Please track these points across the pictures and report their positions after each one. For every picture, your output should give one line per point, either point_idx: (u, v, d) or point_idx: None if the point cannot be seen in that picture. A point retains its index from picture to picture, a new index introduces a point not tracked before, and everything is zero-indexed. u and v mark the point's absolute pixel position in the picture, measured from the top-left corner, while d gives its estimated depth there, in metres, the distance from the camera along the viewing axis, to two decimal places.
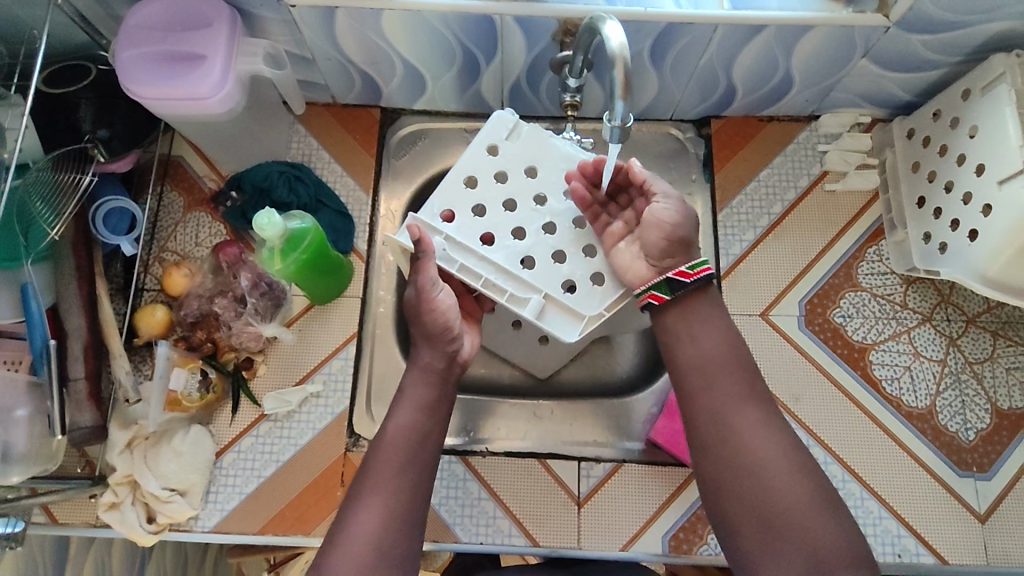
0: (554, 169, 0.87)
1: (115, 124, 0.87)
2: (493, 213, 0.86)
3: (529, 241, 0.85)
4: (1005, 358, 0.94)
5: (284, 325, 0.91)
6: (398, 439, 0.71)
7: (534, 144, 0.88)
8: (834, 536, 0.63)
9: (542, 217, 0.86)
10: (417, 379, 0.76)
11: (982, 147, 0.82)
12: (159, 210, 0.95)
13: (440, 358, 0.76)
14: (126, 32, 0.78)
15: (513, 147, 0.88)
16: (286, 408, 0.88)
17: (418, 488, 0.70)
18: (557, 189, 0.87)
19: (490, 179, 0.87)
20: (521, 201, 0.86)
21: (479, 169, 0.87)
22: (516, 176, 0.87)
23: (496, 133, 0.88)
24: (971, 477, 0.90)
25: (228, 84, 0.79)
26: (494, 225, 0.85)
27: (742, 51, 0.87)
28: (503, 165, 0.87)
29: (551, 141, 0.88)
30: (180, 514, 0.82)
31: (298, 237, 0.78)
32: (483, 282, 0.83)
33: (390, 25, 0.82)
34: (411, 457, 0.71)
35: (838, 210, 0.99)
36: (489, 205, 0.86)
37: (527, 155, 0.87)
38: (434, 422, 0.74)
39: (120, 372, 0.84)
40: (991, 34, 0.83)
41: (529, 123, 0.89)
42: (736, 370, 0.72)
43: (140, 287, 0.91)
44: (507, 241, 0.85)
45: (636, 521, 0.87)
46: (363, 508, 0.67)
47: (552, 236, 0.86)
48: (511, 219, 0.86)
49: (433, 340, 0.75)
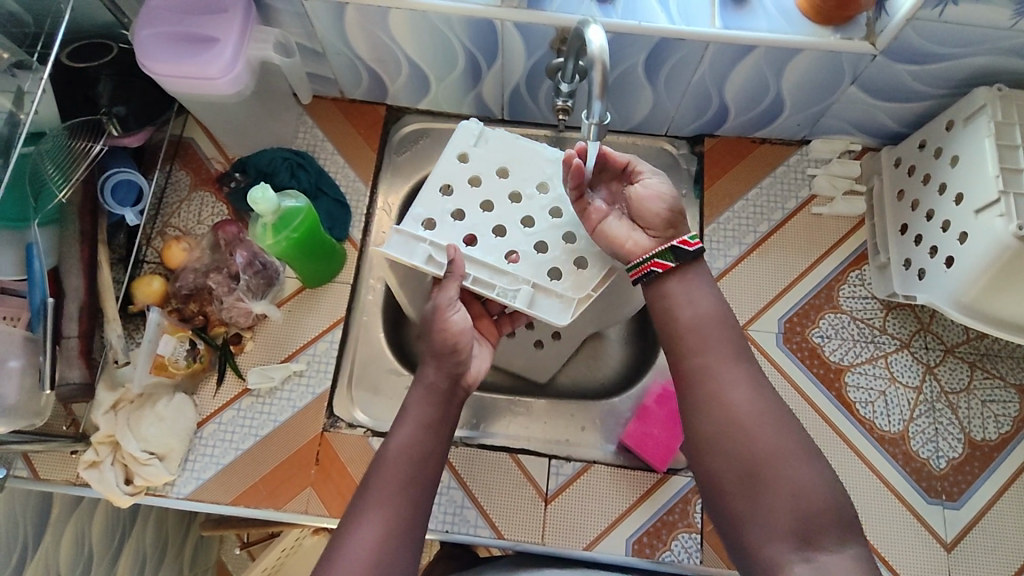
0: (533, 170, 0.92)
1: (131, 100, 0.91)
2: (471, 214, 0.89)
3: (510, 237, 0.89)
4: (981, 390, 0.95)
5: (274, 304, 0.94)
6: (400, 456, 0.72)
7: (501, 146, 0.92)
8: (815, 485, 0.66)
9: (518, 212, 0.90)
10: (421, 399, 0.75)
11: (961, 176, 0.84)
12: (166, 187, 0.99)
13: (445, 378, 0.75)
14: (146, 13, 0.83)
15: (482, 150, 0.92)
16: (269, 384, 0.90)
17: (419, 507, 0.70)
18: (529, 184, 0.91)
19: (464, 183, 0.90)
20: (498, 201, 0.90)
21: (453, 175, 0.91)
22: (489, 179, 0.91)
23: (463, 141, 0.92)
24: (940, 505, 0.90)
25: (237, 68, 0.84)
26: (471, 225, 0.88)
27: (733, 70, 0.90)
28: (477, 169, 0.91)
29: (517, 142, 0.93)
30: (157, 478, 0.84)
31: (290, 216, 0.81)
32: (472, 280, 0.84)
33: (397, 24, 0.86)
34: (413, 475, 0.71)
35: (824, 233, 1.01)
36: (468, 208, 0.89)
37: (500, 156, 0.92)
38: (435, 441, 0.74)
39: (113, 336, 0.87)
40: (973, 68, 0.86)
41: (492, 128, 0.93)
42: (725, 334, 0.74)
43: (139, 259, 0.95)
44: (488, 240, 0.88)
45: (601, 522, 0.88)
46: (363, 525, 0.68)
47: (531, 229, 0.89)
48: (489, 218, 0.89)
49: (441, 360, 0.75)
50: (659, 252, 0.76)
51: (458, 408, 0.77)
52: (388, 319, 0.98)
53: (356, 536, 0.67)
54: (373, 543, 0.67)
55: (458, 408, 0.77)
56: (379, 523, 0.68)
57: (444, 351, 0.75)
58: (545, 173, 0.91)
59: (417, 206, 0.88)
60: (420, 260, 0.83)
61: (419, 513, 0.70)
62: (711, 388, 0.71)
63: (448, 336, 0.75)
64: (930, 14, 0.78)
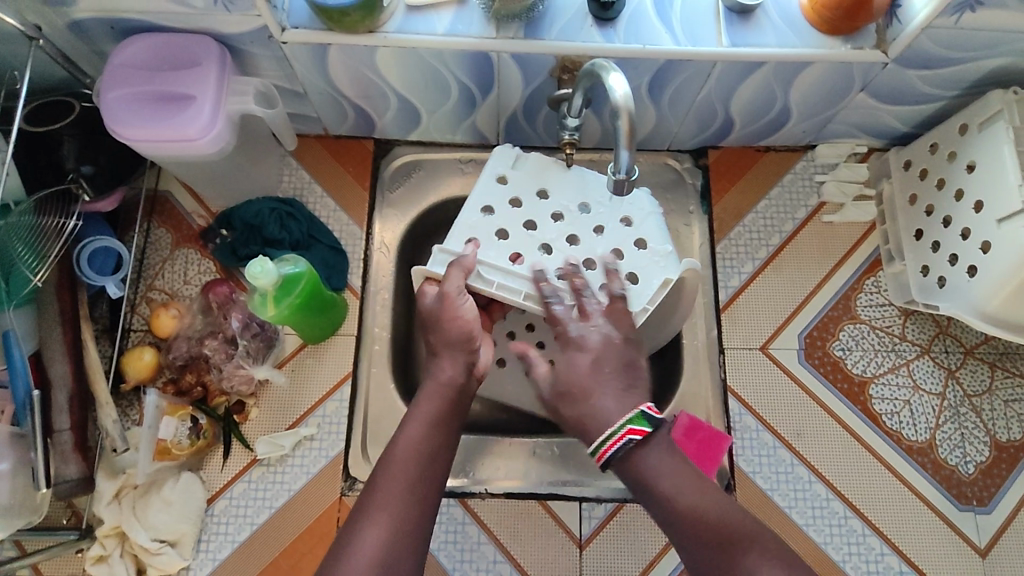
0: (571, 193, 0.84)
1: (99, 159, 0.85)
2: (517, 235, 0.81)
3: (556, 257, 0.81)
4: (1003, 390, 0.93)
5: (276, 367, 0.89)
6: (410, 455, 0.63)
7: (544, 166, 0.84)
8: None
9: (563, 232, 0.82)
10: (431, 393, 0.67)
11: (979, 182, 0.82)
12: (146, 248, 0.93)
13: (461, 371, 0.69)
14: (110, 72, 0.75)
15: (521, 172, 0.84)
16: (279, 452, 0.86)
17: (428, 508, 0.61)
18: (571, 203, 0.83)
19: (507, 206, 0.82)
20: (545, 223, 0.82)
21: (494, 197, 0.82)
22: (529, 200, 0.83)
23: (503, 162, 0.84)
24: (971, 511, 0.88)
25: (218, 125, 0.77)
26: (519, 246, 0.81)
27: (740, 86, 0.86)
28: (518, 191, 0.83)
29: (557, 165, 0.85)
30: (171, 565, 0.80)
31: (291, 282, 0.76)
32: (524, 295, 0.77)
33: (384, 61, 0.80)
34: (423, 471, 0.63)
35: (837, 241, 0.99)
36: (510, 228, 0.81)
37: (537, 178, 0.84)
38: (446, 436, 0.66)
39: (107, 421, 0.80)
40: (988, 69, 0.83)
41: (532, 153, 0.85)
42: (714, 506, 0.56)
43: (126, 328, 0.89)
44: (539, 260, 0.80)
45: (638, 563, 0.86)
46: (368, 525, 0.58)
47: (578, 247, 0.81)
48: (533, 238, 0.81)
49: (458, 349, 0.69)
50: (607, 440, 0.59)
51: (469, 404, 0.70)
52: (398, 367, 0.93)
53: (356, 543, 0.57)
54: (374, 548, 0.57)
55: (469, 403, 0.70)
56: (383, 522, 0.59)
57: (461, 338, 0.69)
58: (586, 192, 0.84)
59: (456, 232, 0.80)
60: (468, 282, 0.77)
61: (427, 514, 0.61)
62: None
63: (463, 322, 0.70)
64: (946, 22, 0.75)
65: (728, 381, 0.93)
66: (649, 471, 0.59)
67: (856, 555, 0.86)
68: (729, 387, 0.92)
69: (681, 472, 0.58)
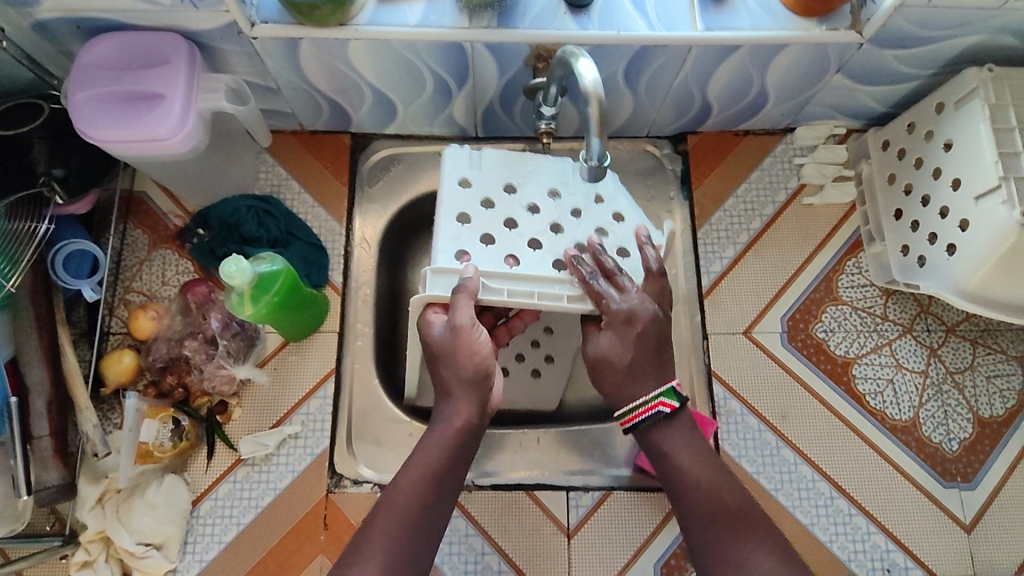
0: (540, 180, 0.80)
1: (71, 161, 0.83)
2: (500, 236, 0.77)
3: (546, 247, 0.77)
4: (985, 366, 0.93)
5: (257, 365, 0.88)
6: (410, 501, 0.65)
7: (504, 158, 0.80)
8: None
9: (545, 221, 0.78)
10: (443, 433, 0.68)
11: (957, 160, 0.82)
12: (122, 250, 0.92)
13: (476, 412, 0.69)
14: (76, 72, 0.74)
15: (484, 171, 0.79)
16: (263, 452, 0.85)
17: (420, 547, 0.65)
18: (542, 191, 0.80)
19: (479, 208, 0.78)
20: (522, 217, 0.78)
21: (464, 203, 0.77)
22: (501, 199, 0.79)
23: (461, 164, 0.79)
24: (956, 488, 0.89)
25: (189, 124, 0.75)
26: (507, 247, 0.76)
27: (717, 70, 0.86)
28: (484, 190, 0.78)
29: (519, 156, 0.81)
30: (157, 568, 0.80)
31: (267, 281, 0.75)
32: (538, 295, 0.74)
33: (356, 53, 0.79)
34: (420, 512, 0.65)
35: (818, 223, 0.99)
36: (495, 230, 0.77)
37: (502, 173, 0.79)
38: (449, 478, 0.68)
39: (87, 426, 0.80)
40: (963, 47, 0.83)
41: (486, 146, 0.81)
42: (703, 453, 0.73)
43: (105, 331, 0.88)
44: (530, 257, 0.76)
45: (627, 550, 0.86)
46: (362, 559, 0.62)
47: (563, 233, 0.78)
48: (518, 236, 0.77)
49: (470, 387, 0.69)
50: (658, 397, 0.72)
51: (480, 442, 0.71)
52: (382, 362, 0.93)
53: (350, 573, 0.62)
54: None
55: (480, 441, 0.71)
56: (377, 557, 0.62)
57: (476, 377, 0.69)
58: (553, 178, 0.81)
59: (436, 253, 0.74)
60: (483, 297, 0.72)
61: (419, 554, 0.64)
62: (726, 558, 0.66)
63: (478, 361, 0.69)
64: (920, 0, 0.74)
65: (712, 366, 0.93)
66: (670, 450, 0.73)
67: (843, 535, 0.87)
68: (714, 372, 0.93)
69: (699, 459, 0.72)
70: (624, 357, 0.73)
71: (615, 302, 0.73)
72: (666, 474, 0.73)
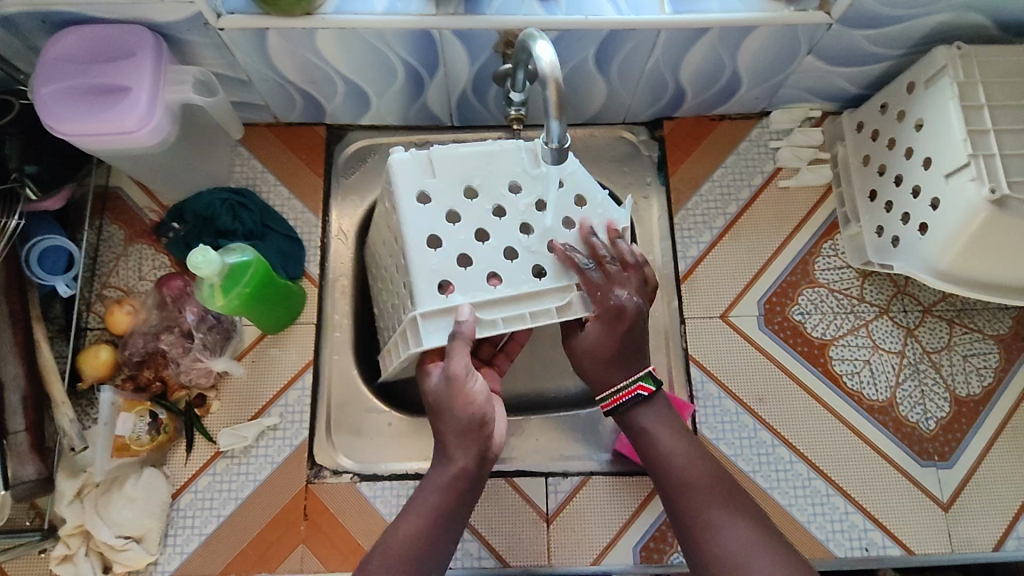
0: (499, 176, 0.73)
1: (43, 158, 0.83)
2: (476, 254, 0.72)
3: (522, 256, 0.73)
4: (961, 345, 0.94)
5: (234, 359, 0.88)
6: (407, 546, 0.65)
7: (458, 159, 0.71)
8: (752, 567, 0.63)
9: (514, 224, 0.73)
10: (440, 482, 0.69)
11: (928, 139, 0.82)
12: (99, 245, 0.92)
13: (473, 462, 0.69)
14: (42, 66, 0.73)
15: (441, 180, 0.71)
16: (242, 444, 0.85)
17: None
18: (503, 188, 0.73)
19: (446, 224, 0.71)
20: (491, 224, 0.72)
21: (430, 224, 0.71)
22: (466, 209, 0.72)
23: (414, 175, 0.71)
24: (933, 466, 0.89)
25: (156, 116, 0.75)
26: (487, 265, 0.72)
27: (687, 54, 0.86)
28: (446, 202, 0.72)
29: (475, 149, 0.72)
30: (137, 561, 0.80)
31: (237, 273, 0.75)
32: (530, 316, 0.73)
33: (325, 43, 0.79)
34: (420, 555, 0.65)
35: (794, 206, 0.99)
36: (471, 250, 0.72)
37: (461, 177, 0.72)
38: (448, 524, 0.68)
39: (64, 421, 0.80)
40: (933, 26, 0.83)
41: (436, 146, 0.71)
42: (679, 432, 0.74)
43: (82, 327, 0.88)
44: (509, 271, 0.73)
45: (606, 534, 0.86)
46: None
47: (533, 235, 0.74)
48: (492, 247, 0.72)
49: (468, 438, 0.69)
50: (641, 378, 0.74)
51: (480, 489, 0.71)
52: (360, 353, 0.93)
53: None
54: None
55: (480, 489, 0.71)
56: None
57: (472, 428, 0.69)
58: (514, 170, 0.73)
59: (420, 292, 0.70)
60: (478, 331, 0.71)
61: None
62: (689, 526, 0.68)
63: (474, 409, 0.69)
64: None
65: (690, 350, 0.93)
66: (650, 427, 0.74)
67: (821, 515, 0.87)
68: (691, 356, 0.93)
69: (676, 437, 0.74)
70: (611, 347, 0.74)
71: (608, 293, 0.73)
72: (645, 450, 0.75)
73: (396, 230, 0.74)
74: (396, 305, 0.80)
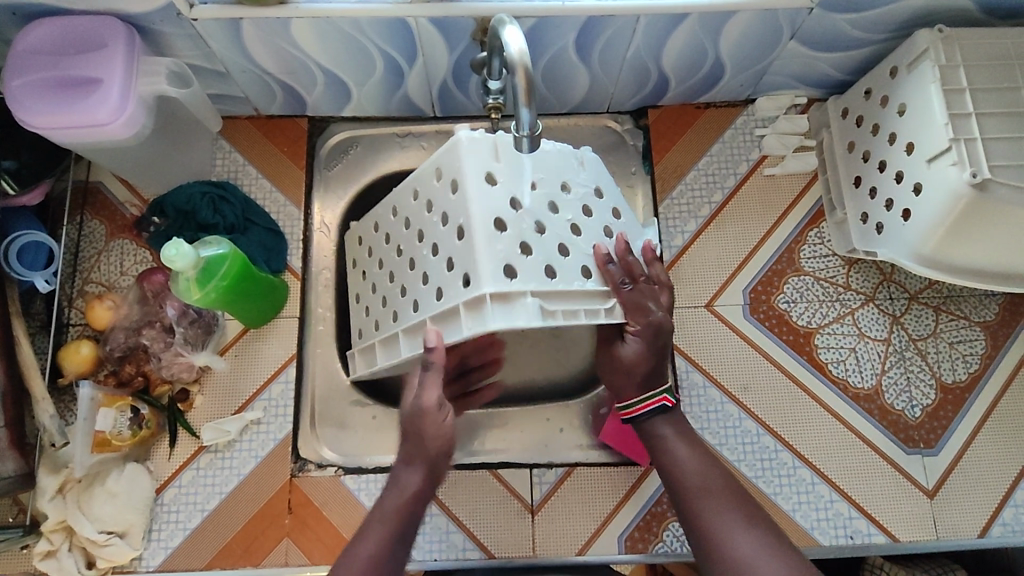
0: (553, 173, 0.68)
1: (22, 154, 0.84)
2: (536, 245, 0.65)
3: (575, 255, 0.68)
4: (947, 332, 0.93)
5: (217, 352, 0.88)
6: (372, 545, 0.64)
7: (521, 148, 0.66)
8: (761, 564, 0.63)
9: (567, 224, 0.68)
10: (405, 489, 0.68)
11: (911, 124, 0.81)
12: (79, 241, 0.91)
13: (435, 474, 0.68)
14: (12, 59, 0.73)
15: (507, 166, 0.66)
16: (225, 438, 0.85)
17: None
18: (556, 187, 0.68)
19: (510, 212, 0.65)
20: (548, 218, 0.67)
21: (494, 206, 0.64)
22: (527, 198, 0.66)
23: (481, 157, 0.65)
24: (918, 453, 0.89)
25: (129, 107, 0.75)
26: (545, 259, 0.65)
27: (667, 41, 0.85)
28: (511, 190, 0.65)
29: None
30: (121, 556, 0.80)
31: (214, 266, 0.75)
32: (586, 314, 0.67)
33: (300, 33, 0.78)
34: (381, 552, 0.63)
35: (779, 194, 0.98)
36: (532, 241, 0.65)
37: (523, 167, 0.66)
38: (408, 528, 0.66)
39: (44, 417, 0.80)
40: (915, 9, 0.82)
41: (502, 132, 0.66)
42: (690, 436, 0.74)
43: (63, 323, 0.88)
44: (564, 266, 0.67)
45: (591, 524, 0.86)
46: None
47: (583, 237, 0.69)
48: (548, 242, 0.66)
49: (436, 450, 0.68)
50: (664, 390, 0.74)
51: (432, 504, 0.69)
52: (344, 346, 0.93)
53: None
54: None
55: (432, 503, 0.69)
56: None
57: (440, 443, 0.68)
58: (565, 171, 0.69)
59: (487, 271, 0.62)
60: (540, 318, 0.63)
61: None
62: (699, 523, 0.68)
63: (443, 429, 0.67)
64: None
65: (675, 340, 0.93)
66: (668, 437, 0.73)
67: (806, 504, 0.87)
68: (676, 345, 0.93)
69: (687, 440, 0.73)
70: (648, 364, 0.72)
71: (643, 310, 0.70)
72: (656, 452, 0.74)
73: (449, 210, 0.67)
74: (424, 297, 0.71)
